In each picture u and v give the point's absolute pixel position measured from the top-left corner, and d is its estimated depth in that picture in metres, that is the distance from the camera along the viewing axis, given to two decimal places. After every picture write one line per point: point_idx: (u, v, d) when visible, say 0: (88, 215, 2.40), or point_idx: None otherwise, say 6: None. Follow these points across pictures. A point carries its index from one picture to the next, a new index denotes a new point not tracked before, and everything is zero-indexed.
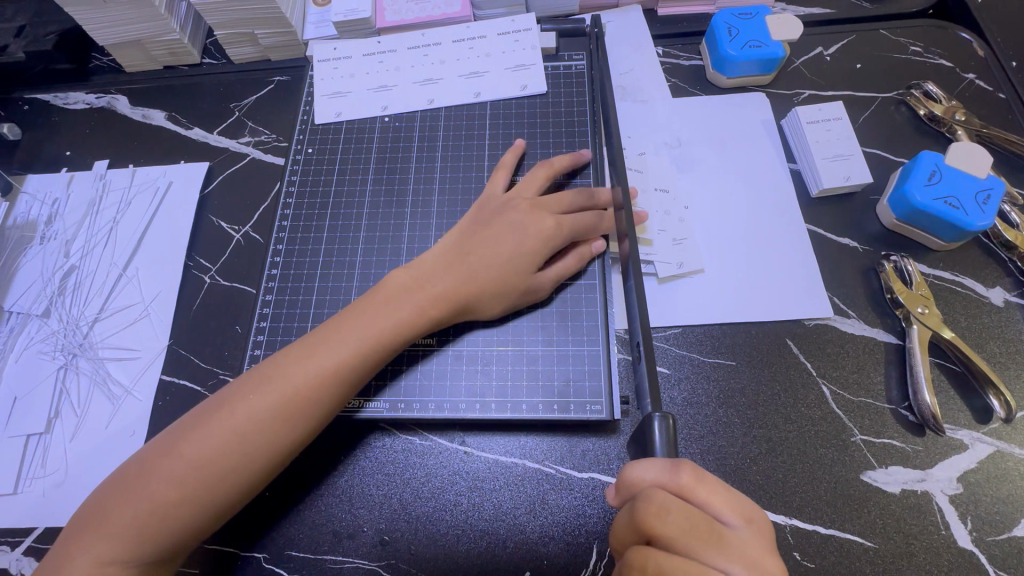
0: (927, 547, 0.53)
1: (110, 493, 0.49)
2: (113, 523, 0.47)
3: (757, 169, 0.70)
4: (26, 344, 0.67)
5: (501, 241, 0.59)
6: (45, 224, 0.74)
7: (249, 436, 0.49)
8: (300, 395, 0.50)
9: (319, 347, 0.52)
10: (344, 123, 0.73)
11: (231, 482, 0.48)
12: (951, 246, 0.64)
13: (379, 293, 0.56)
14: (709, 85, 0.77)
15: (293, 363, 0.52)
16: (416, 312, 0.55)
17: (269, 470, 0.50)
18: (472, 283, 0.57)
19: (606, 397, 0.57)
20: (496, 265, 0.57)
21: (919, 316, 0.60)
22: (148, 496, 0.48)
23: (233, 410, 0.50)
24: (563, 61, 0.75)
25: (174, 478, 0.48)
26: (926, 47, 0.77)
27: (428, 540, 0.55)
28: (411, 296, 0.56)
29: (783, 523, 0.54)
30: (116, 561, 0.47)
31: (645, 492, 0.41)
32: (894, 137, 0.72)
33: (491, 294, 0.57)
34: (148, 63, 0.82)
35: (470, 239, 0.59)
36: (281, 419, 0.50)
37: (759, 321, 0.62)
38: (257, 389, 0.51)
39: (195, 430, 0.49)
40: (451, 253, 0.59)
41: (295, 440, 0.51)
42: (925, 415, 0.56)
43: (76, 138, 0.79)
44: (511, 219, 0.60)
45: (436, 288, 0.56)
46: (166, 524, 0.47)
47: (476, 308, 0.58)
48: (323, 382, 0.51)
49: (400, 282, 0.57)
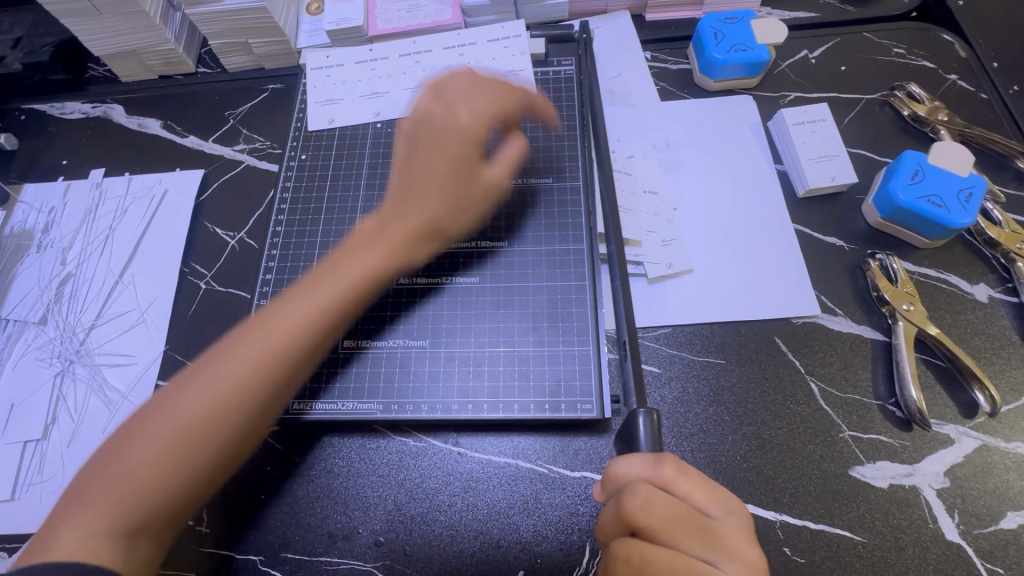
0: (915, 541, 0.53)
1: (99, 463, 0.48)
2: (104, 489, 0.46)
3: (744, 170, 0.72)
4: (23, 352, 0.67)
5: (436, 170, 0.61)
6: (43, 232, 0.74)
7: (235, 380, 0.50)
8: (285, 336, 0.53)
9: (298, 293, 0.55)
10: (337, 130, 0.74)
11: (223, 427, 0.49)
12: (935, 244, 0.65)
13: (351, 242, 0.59)
14: (697, 88, 0.78)
15: (275, 309, 0.54)
16: (389, 253, 0.58)
17: (260, 414, 0.51)
18: (427, 207, 0.60)
19: (596, 396, 0.58)
20: (442, 194, 0.61)
21: (905, 312, 0.61)
22: (139, 455, 0.48)
23: (218, 361, 0.51)
24: (552, 66, 0.76)
25: (164, 436, 0.48)
26: (909, 49, 0.78)
27: (423, 540, 0.56)
28: (378, 238, 0.59)
29: (774, 519, 0.55)
30: (109, 525, 0.45)
31: (630, 486, 0.42)
32: (879, 137, 0.73)
33: (452, 208, 0.61)
34: (143, 72, 0.83)
35: (410, 168, 0.63)
36: (267, 360, 0.51)
37: (748, 320, 0.63)
38: (240, 339, 0.52)
39: (181, 386, 0.50)
40: (401, 182, 0.62)
41: (283, 380, 0.52)
42: (912, 410, 0.57)
43: (72, 147, 0.80)
44: (433, 137, 0.63)
45: (404, 224, 0.60)
46: (161, 480, 0.47)
47: (443, 230, 0.61)
48: (305, 320, 0.53)
49: (367, 229, 0.60)
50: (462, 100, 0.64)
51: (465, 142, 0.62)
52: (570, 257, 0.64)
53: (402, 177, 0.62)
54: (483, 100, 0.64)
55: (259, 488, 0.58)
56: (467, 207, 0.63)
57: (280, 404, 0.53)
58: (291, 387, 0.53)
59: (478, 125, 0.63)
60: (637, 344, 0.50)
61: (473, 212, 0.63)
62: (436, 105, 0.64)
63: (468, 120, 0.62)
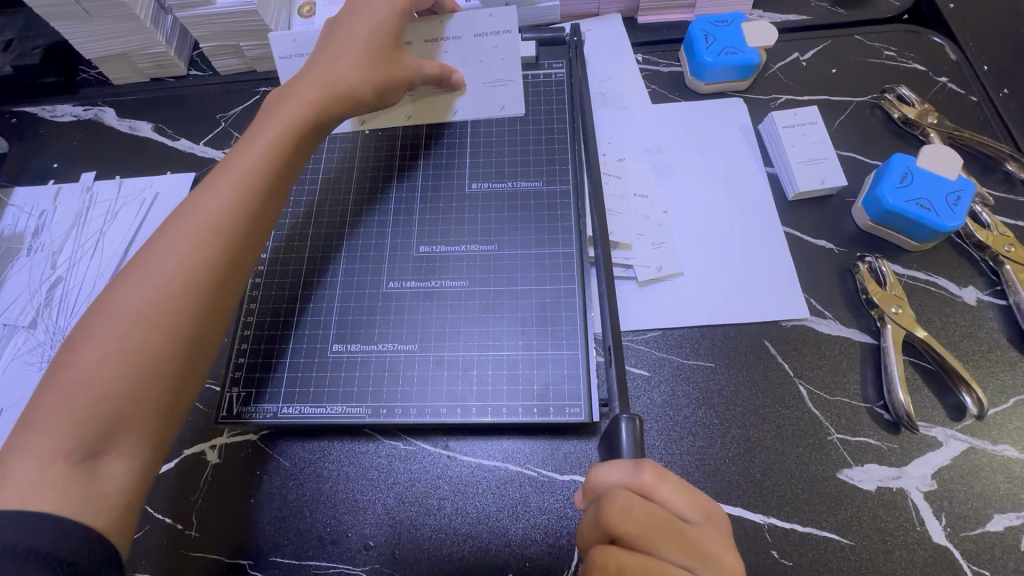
0: (902, 544, 0.53)
1: (38, 391, 0.46)
2: (47, 410, 0.44)
3: (734, 172, 0.72)
4: (13, 355, 0.67)
5: (347, 52, 0.61)
6: (33, 235, 0.74)
7: (168, 274, 0.49)
8: (214, 220, 0.52)
9: (221, 179, 0.54)
10: None
11: (163, 326, 0.48)
12: (924, 246, 0.65)
13: (265, 107, 0.60)
14: (688, 91, 0.78)
15: (197, 203, 0.52)
16: (298, 105, 0.58)
17: (199, 311, 0.49)
18: (336, 68, 0.60)
19: (585, 400, 0.58)
20: (350, 52, 0.61)
21: (893, 315, 0.61)
22: (77, 370, 0.45)
23: (146, 264, 0.49)
24: (543, 69, 0.76)
25: (101, 345, 0.46)
26: (899, 52, 0.78)
27: (412, 544, 0.56)
28: (287, 99, 0.59)
29: (762, 522, 0.55)
30: (64, 446, 0.43)
31: (609, 492, 0.43)
32: (869, 140, 0.73)
33: (360, 70, 0.61)
34: (135, 75, 0.83)
35: (320, 49, 0.63)
36: (200, 244, 0.51)
37: (737, 323, 0.63)
38: (166, 240, 0.51)
39: (109, 297, 0.48)
40: (307, 62, 0.63)
41: (220, 263, 0.51)
42: (899, 413, 0.57)
43: (63, 150, 0.80)
44: (344, 15, 0.64)
45: (308, 82, 0.60)
46: (105, 391, 0.45)
47: (353, 93, 0.61)
48: (233, 197, 0.53)
49: (277, 94, 0.61)
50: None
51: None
52: (559, 260, 0.64)
53: (308, 69, 0.61)
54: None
55: (249, 492, 0.58)
56: (364, 68, 0.61)
57: (224, 286, 0.51)
58: (234, 261, 0.52)
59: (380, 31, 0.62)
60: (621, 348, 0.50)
61: (376, 76, 0.62)
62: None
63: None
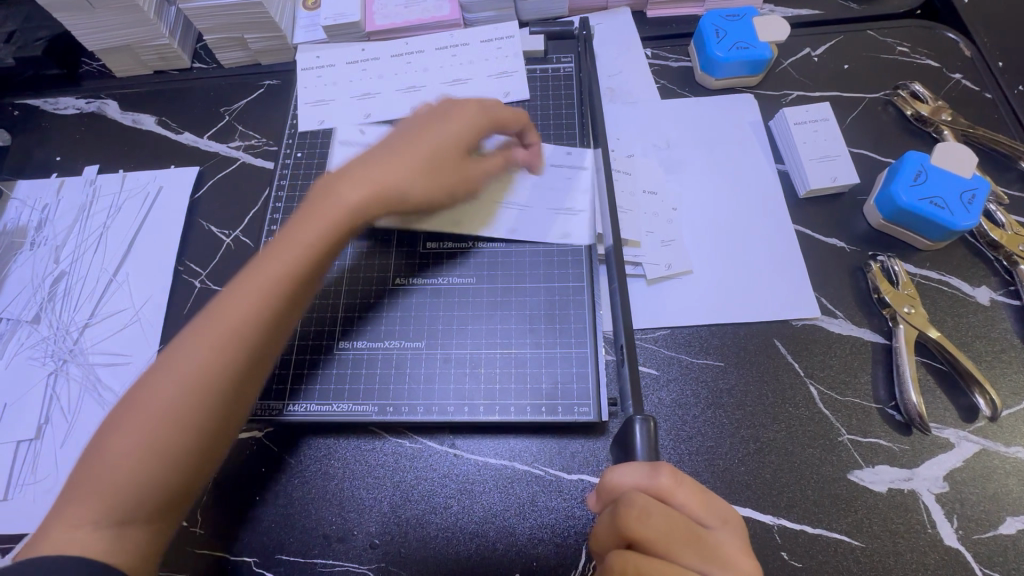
0: (913, 546, 0.53)
1: (72, 470, 0.45)
2: (79, 489, 0.44)
3: (744, 170, 0.71)
4: (16, 350, 0.67)
5: (409, 158, 0.57)
6: (36, 229, 0.74)
7: (193, 369, 0.47)
8: (245, 314, 0.49)
9: (257, 267, 0.51)
10: (329, 130, 0.73)
11: (185, 421, 0.46)
12: (937, 246, 0.64)
13: (313, 197, 0.56)
14: (698, 86, 0.77)
15: (232, 292, 0.50)
16: (344, 203, 0.54)
17: (224, 410, 0.47)
18: (391, 171, 0.56)
19: (593, 399, 0.57)
20: (411, 159, 0.57)
21: (905, 315, 0.60)
22: (106, 457, 0.44)
23: (175, 353, 0.47)
24: (551, 64, 0.75)
25: (139, 431, 0.45)
26: (913, 48, 0.77)
27: (418, 543, 0.56)
28: (335, 196, 0.55)
29: (771, 523, 0.54)
30: (90, 523, 0.43)
31: (625, 499, 0.42)
32: (881, 137, 0.72)
33: (418, 175, 0.57)
34: (138, 68, 0.82)
35: (389, 138, 0.59)
36: (226, 340, 0.48)
37: (747, 322, 0.63)
38: (196, 329, 0.48)
39: (140, 384, 0.47)
40: (372, 149, 0.59)
41: (255, 354, 0.49)
42: (911, 414, 0.56)
43: (66, 144, 0.79)
44: (438, 107, 0.62)
45: (363, 177, 0.56)
46: (128, 480, 0.44)
47: (406, 195, 0.56)
48: (265, 289, 0.50)
49: (327, 182, 0.56)
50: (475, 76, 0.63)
51: (480, 105, 0.60)
52: (567, 258, 0.63)
53: (363, 166, 0.57)
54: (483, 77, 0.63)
55: (254, 490, 0.58)
56: (429, 163, 0.57)
57: (247, 383, 0.49)
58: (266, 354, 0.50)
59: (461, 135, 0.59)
60: (633, 346, 0.49)
61: (439, 186, 0.58)
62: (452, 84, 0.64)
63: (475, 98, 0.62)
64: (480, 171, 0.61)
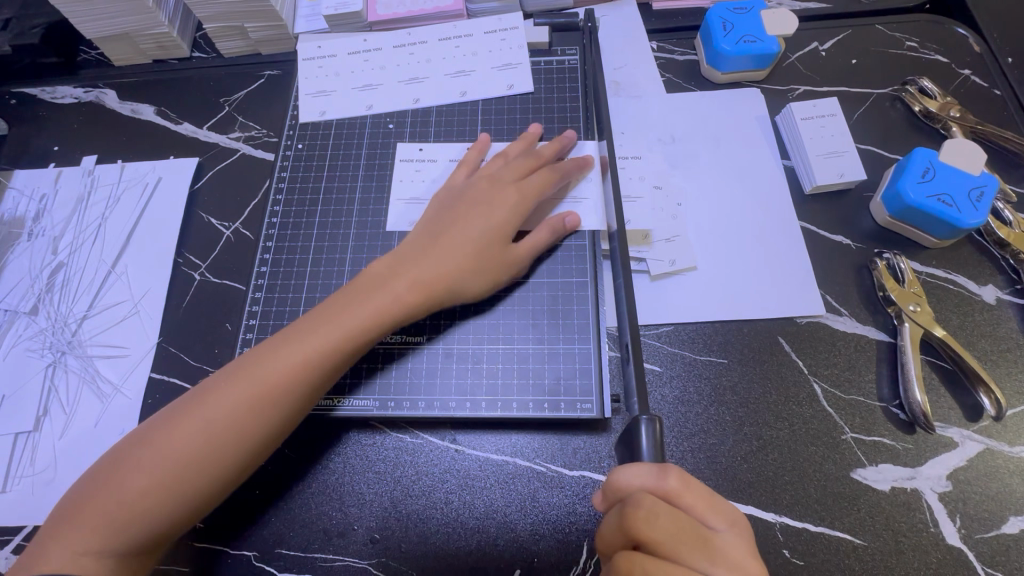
0: (915, 544, 0.53)
1: (87, 483, 0.48)
2: (91, 511, 0.46)
3: (749, 165, 0.70)
4: (14, 342, 0.66)
5: (457, 252, 0.57)
6: (34, 220, 0.73)
7: (221, 428, 0.48)
8: (276, 383, 0.50)
9: (298, 336, 0.52)
10: (330, 122, 0.72)
11: (203, 473, 0.48)
12: (944, 243, 0.64)
13: (362, 282, 0.55)
14: (704, 80, 0.76)
15: (270, 355, 0.51)
16: (391, 298, 0.54)
17: (244, 466, 0.49)
18: (441, 265, 0.56)
19: (597, 396, 0.57)
20: (457, 253, 0.57)
21: (911, 313, 0.60)
22: (122, 488, 0.47)
23: (207, 404, 0.49)
24: (556, 56, 0.74)
25: (155, 465, 0.47)
26: (922, 43, 0.76)
27: (419, 539, 0.55)
28: (384, 287, 0.54)
29: (773, 521, 0.54)
30: (93, 551, 0.45)
31: (632, 500, 0.42)
32: (889, 133, 0.71)
33: (470, 272, 0.57)
34: (136, 56, 0.81)
35: (439, 224, 0.59)
36: (255, 406, 0.49)
37: (751, 319, 0.62)
38: (230, 383, 0.50)
39: (169, 423, 0.49)
40: (423, 237, 0.58)
41: (278, 424, 0.50)
42: (915, 412, 0.56)
43: (64, 133, 0.78)
44: (479, 193, 0.60)
45: (413, 272, 0.55)
46: (139, 518, 0.46)
47: (456, 292, 0.57)
48: (301, 365, 0.50)
49: (377, 270, 0.56)
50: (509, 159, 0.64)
51: (517, 195, 0.60)
52: (571, 253, 0.63)
53: (413, 258, 0.57)
54: (517, 162, 0.63)
55: (253, 484, 0.57)
56: (479, 260, 0.57)
57: (269, 447, 0.51)
58: (291, 423, 0.51)
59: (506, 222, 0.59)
60: (639, 343, 0.47)
61: (493, 282, 0.58)
62: (490, 168, 0.63)
63: (509, 185, 0.61)
64: (530, 251, 0.59)
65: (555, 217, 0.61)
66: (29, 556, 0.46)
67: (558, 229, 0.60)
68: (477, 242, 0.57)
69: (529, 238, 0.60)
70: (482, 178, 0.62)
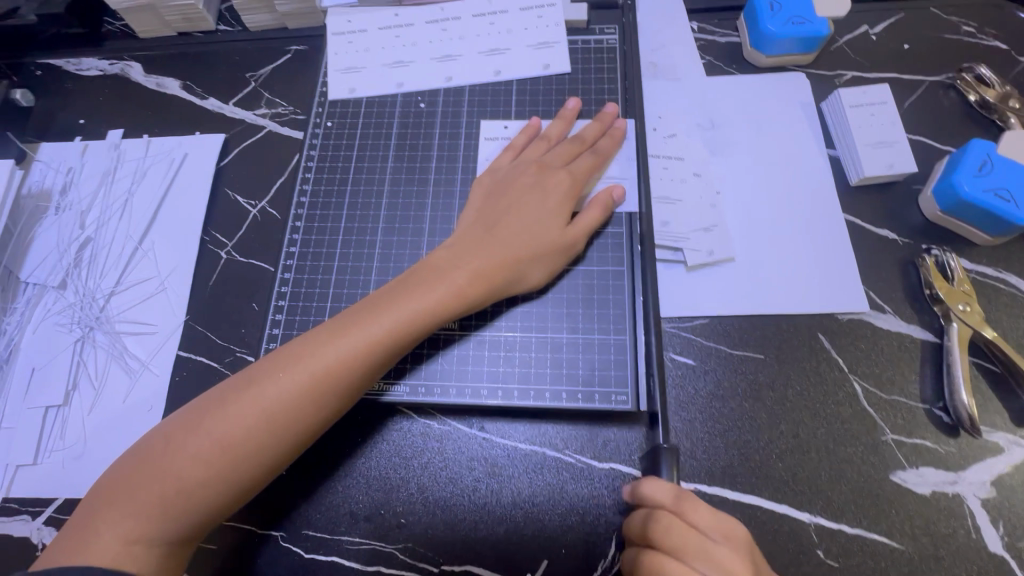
0: (955, 551, 0.51)
1: (133, 467, 0.47)
2: (141, 497, 0.46)
3: (795, 152, 0.67)
4: (43, 316, 0.66)
5: (518, 236, 0.56)
6: (61, 193, 0.72)
7: (277, 417, 0.48)
8: (330, 374, 0.49)
9: (354, 325, 0.51)
10: (359, 99, 0.70)
11: (259, 462, 0.48)
12: (997, 241, 0.61)
13: (418, 272, 0.54)
14: (746, 64, 0.73)
15: (324, 344, 0.50)
16: (452, 291, 0.53)
17: (292, 456, 0.49)
18: (505, 252, 0.55)
19: (631, 388, 0.56)
20: (518, 240, 0.56)
21: (960, 313, 0.57)
22: (175, 475, 0.46)
23: (260, 392, 0.48)
24: (593, 35, 0.71)
25: (207, 451, 0.47)
26: (980, 28, 0.72)
27: (445, 525, 0.55)
28: (442, 277, 0.53)
29: (808, 521, 0.53)
30: (147, 537, 0.45)
31: (664, 510, 0.45)
32: (941, 124, 0.68)
33: (531, 260, 0.56)
34: (161, 29, 0.79)
35: (493, 212, 0.58)
36: (310, 397, 0.48)
37: (791, 315, 0.60)
38: (284, 370, 0.49)
39: (220, 409, 0.48)
40: (476, 226, 0.57)
41: (330, 414, 0.49)
42: (960, 415, 0.54)
43: (90, 106, 0.77)
44: (529, 179, 0.59)
45: (471, 264, 0.54)
46: (190, 506, 0.46)
47: (515, 281, 0.56)
48: (358, 354, 0.50)
49: (434, 262, 0.55)
50: (552, 143, 0.63)
51: (569, 181, 0.59)
52: (607, 240, 0.61)
53: (471, 247, 0.55)
54: (564, 146, 0.62)
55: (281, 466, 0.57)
56: (537, 246, 0.56)
57: (323, 433, 0.51)
58: (341, 414, 0.51)
59: (560, 211, 0.58)
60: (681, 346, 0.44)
61: (553, 268, 0.57)
62: (537, 154, 0.62)
63: (560, 171, 0.60)
64: (583, 233, 0.58)
65: (603, 193, 0.60)
66: (67, 541, 0.46)
67: (607, 205, 0.59)
68: (540, 232, 0.56)
69: (581, 217, 0.58)
70: (532, 163, 0.60)
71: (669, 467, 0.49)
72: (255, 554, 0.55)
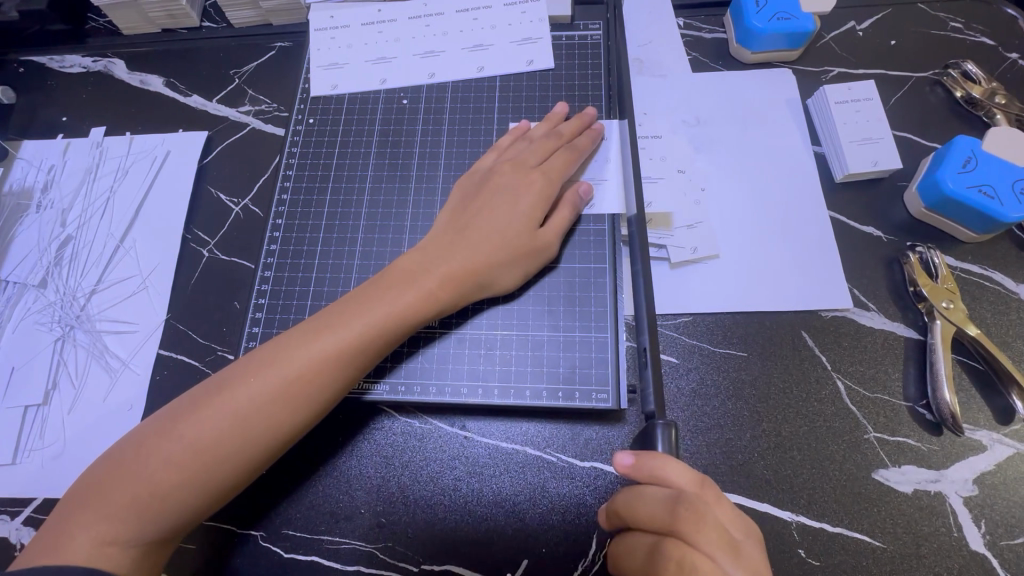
0: (937, 549, 0.51)
1: (107, 470, 0.47)
2: (114, 500, 0.46)
3: (780, 149, 0.67)
4: (23, 315, 0.66)
5: (488, 238, 0.55)
6: (42, 191, 0.72)
7: (250, 420, 0.47)
8: (305, 375, 0.48)
9: (328, 328, 0.50)
10: (342, 96, 0.70)
11: (233, 465, 0.47)
12: (981, 238, 0.61)
13: (391, 274, 0.54)
14: (732, 60, 0.73)
15: (297, 347, 0.49)
16: (424, 295, 0.52)
17: (267, 460, 0.49)
18: (475, 254, 0.54)
19: (612, 386, 0.56)
20: (489, 243, 0.55)
21: (943, 311, 0.57)
22: (148, 479, 0.46)
23: (234, 396, 0.48)
24: (578, 31, 0.71)
25: (180, 454, 0.46)
26: (966, 23, 0.72)
27: (425, 524, 0.55)
28: (413, 280, 0.53)
29: (790, 519, 0.52)
30: (120, 540, 0.45)
31: (688, 496, 0.42)
32: (927, 121, 0.67)
33: (502, 264, 0.55)
34: (144, 25, 0.78)
35: (465, 214, 0.57)
36: (284, 399, 0.48)
37: (774, 313, 0.60)
38: (258, 374, 0.49)
39: (193, 413, 0.48)
40: (450, 229, 0.57)
41: (304, 417, 0.49)
42: (943, 413, 0.54)
43: (73, 103, 0.77)
44: (506, 179, 0.59)
45: (444, 266, 0.54)
46: (164, 509, 0.46)
47: (485, 286, 0.55)
48: (332, 356, 0.49)
49: (406, 265, 0.54)
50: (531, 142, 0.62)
51: (542, 180, 0.58)
52: (589, 238, 0.60)
53: (443, 249, 0.55)
54: (540, 144, 0.61)
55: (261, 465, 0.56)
56: (508, 250, 0.55)
57: (299, 437, 0.50)
58: (317, 419, 0.50)
59: (533, 211, 0.57)
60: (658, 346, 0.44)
61: (525, 271, 0.57)
62: (514, 153, 0.61)
63: (534, 171, 0.59)
64: (553, 237, 0.57)
65: (577, 195, 0.59)
66: (42, 544, 0.45)
67: (576, 206, 0.59)
68: (512, 233, 0.56)
69: (551, 219, 0.58)
70: (507, 163, 0.60)
71: (665, 439, 0.43)
72: (234, 554, 0.55)
